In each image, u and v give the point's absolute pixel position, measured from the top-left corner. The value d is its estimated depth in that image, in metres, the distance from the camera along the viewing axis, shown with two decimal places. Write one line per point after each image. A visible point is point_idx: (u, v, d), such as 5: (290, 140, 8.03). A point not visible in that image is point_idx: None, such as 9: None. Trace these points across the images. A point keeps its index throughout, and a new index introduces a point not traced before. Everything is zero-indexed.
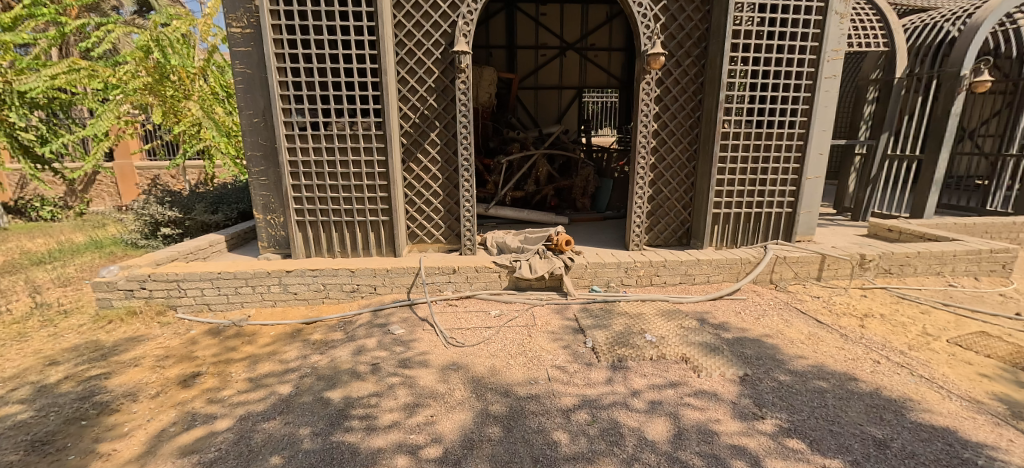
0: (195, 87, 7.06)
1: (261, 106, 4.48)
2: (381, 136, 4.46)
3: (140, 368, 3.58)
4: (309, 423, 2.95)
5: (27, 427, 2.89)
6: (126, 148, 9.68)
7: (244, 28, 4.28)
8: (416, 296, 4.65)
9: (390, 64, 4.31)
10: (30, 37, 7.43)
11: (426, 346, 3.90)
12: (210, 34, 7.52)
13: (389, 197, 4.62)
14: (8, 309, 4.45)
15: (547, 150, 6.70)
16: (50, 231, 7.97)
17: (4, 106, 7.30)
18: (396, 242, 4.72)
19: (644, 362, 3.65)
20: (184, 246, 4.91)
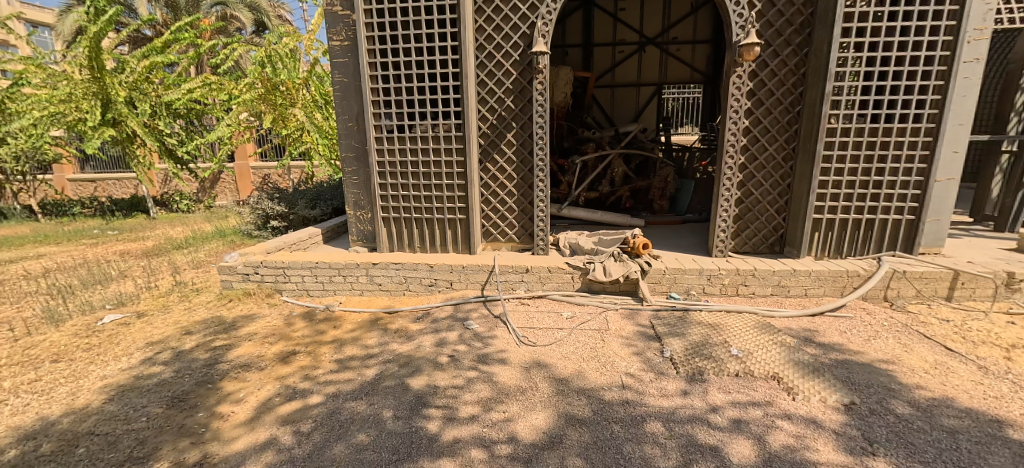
0: (299, 96, 7.99)
1: (355, 111, 4.90)
2: (460, 138, 4.65)
3: (253, 342, 4.11)
4: (391, 407, 3.17)
5: (169, 385, 3.46)
6: (244, 150, 11.19)
7: (343, 41, 4.70)
8: (489, 293, 4.78)
9: (471, 67, 4.47)
10: (175, 57, 8.84)
11: (498, 343, 4.00)
12: (313, 48, 8.37)
13: (466, 196, 4.80)
14: (155, 284, 5.37)
15: (624, 150, 6.50)
16: (188, 221, 9.49)
17: (155, 116, 8.92)
18: (471, 239, 4.89)
19: (727, 377, 3.39)
20: (288, 237, 5.53)
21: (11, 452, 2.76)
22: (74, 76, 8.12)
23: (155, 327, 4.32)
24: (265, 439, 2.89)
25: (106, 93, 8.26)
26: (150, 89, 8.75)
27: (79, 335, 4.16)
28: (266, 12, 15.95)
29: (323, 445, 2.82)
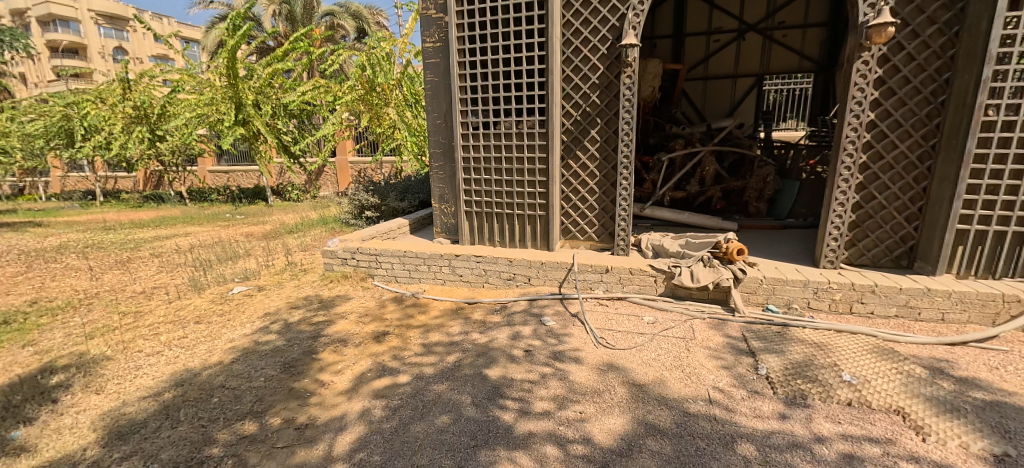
0: (392, 96, 8.78)
1: (444, 109, 5.15)
2: (544, 134, 4.66)
3: (349, 320, 4.53)
4: (470, 394, 3.29)
5: (282, 352, 3.94)
6: (344, 147, 12.76)
7: (435, 43, 4.97)
8: (567, 291, 4.74)
9: (557, 63, 4.46)
10: (291, 64, 10.08)
11: (574, 341, 3.95)
12: (407, 50, 8.90)
13: (547, 192, 4.80)
14: (272, 263, 6.17)
15: (716, 147, 6.10)
16: (299, 209, 10.81)
17: (276, 116, 10.58)
18: (550, 235, 4.88)
19: (836, 405, 2.99)
20: (381, 226, 6.00)
21: (166, 394, 3.32)
22: (215, 84, 9.78)
23: (271, 301, 4.95)
24: (360, 410, 3.16)
25: (239, 97, 9.82)
26: (272, 92, 10.30)
27: (215, 303, 4.91)
28: (366, 20, 17.39)
29: (408, 422, 3.01)
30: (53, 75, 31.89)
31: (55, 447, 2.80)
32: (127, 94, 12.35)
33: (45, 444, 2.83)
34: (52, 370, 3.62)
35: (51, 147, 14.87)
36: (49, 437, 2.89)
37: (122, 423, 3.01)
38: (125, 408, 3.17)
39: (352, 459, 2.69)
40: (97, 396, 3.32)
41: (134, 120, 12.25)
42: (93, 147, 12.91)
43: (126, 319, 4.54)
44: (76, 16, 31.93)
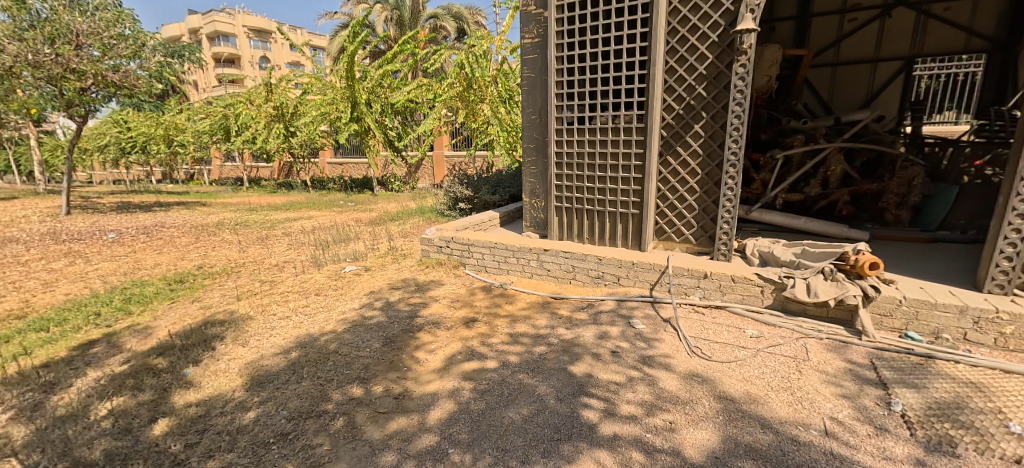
0: (488, 92, 9.32)
1: (539, 105, 5.16)
2: (642, 129, 4.45)
3: (442, 305, 4.79)
4: (554, 387, 3.26)
5: (383, 327, 4.28)
6: (441, 142, 14.09)
7: (534, 39, 5.00)
8: (659, 295, 4.49)
9: (660, 53, 4.21)
10: (397, 65, 11.20)
11: (664, 347, 3.72)
12: (503, 47, 9.02)
13: (641, 190, 4.58)
14: (377, 246, 6.79)
15: (847, 143, 5.32)
16: (401, 199, 11.87)
17: (385, 113, 11.95)
18: (643, 235, 4.66)
19: (997, 460, 2.43)
20: (472, 218, 6.29)
21: (293, 353, 3.76)
22: (335, 84, 11.66)
23: (376, 281, 5.44)
24: (451, 388, 3.28)
25: (354, 96, 11.25)
26: (382, 92, 11.64)
27: (331, 280, 5.52)
28: (468, 19, 18.23)
29: (494, 407, 3.05)
30: (217, 80, 38.06)
31: (213, 385, 3.29)
32: (270, 96, 14.48)
33: (207, 382, 3.34)
34: (210, 324, 4.33)
35: (216, 142, 18.28)
36: (210, 377, 3.41)
37: (261, 373, 3.45)
38: (263, 361, 3.65)
39: (443, 434, 2.79)
40: (243, 348, 3.87)
41: (274, 119, 14.55)
42: (243, 142, 15.75)
43: (263, 287, 5.31)
44: (235, 31, 37.68)
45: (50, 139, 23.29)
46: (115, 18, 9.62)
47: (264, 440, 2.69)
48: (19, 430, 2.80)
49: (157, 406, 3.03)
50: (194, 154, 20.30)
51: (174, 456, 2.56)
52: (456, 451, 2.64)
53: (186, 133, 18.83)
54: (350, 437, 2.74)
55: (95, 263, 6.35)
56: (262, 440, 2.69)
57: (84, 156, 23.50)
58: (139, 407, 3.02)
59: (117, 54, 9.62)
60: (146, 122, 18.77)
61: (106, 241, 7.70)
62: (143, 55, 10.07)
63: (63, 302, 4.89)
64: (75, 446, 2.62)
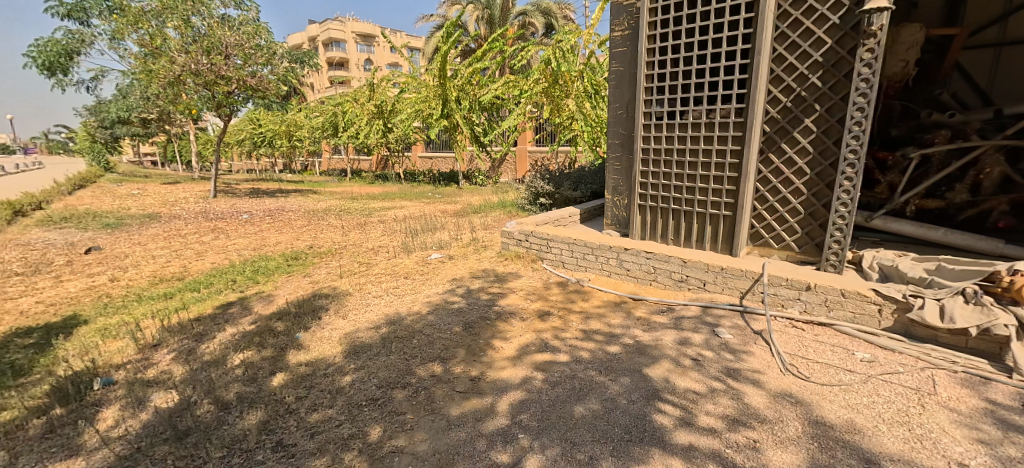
0: (574, 87, 9.37)
1: (626, 99, 5.22)
2: (740, 124, 4.28)
3: (519, 296, 4.96)
4: (628, 388, 3.20)
5: (464, 312, 4.55)
6: (524, 137, 14.42)
7: (624, 31, 5.04)
8: (751, 305, 4.27)
9: (766, 41, 4.02)
10: (486, 63, 11.61)
11: (752, 361, 3.49)
12: (591, 40, 9.02)
13: (736, 190, 4.40)
14: (460, 236, 7.19)
15: (1008, 140, 4.60)
16: (483, 192, 12.38)
17: (472, 110, 12.46)
18: (736, 239, 4.47)
19: None
20: (552, 213, 6.45)
21: (384, 329, 4.16)
22: (429, 82, 12.43)
23: (459, 269, 5.78)
24: (524, 377, 3.38)
25: (445, 94, 11.91)
26: (470, 89, 12.13)
27: (419, 265, 5.96)
28: (555, 14, 18.24)
29: (566, 399, 3.08)
30: (327, 82, 42.06)
31: (319, 350, 3.77)
32: (372, 94, 15.77)
33: (314, 346, 3.83)
34: (318, 296, 4.93)
35: (326, 137, 20.31)
36: (317, 342, 3.90)
37: (357, 344, 3.87)
38: (359, 333, 4.08)
39: (514, 418, 2.89)
40: (343, 321, 4.36)
41: (374, 116, 15.83)
42: (347, 137, 17.38)
43: (361, 268, 5.89)
44: (344, 37, 41.24)
45: (199, 133, 27.45)
46: (254, 31, 11.06)
47: (358, 402, 3.02)
48: (178, 368, 3.45)
49: (276, 362, 3.54)
50: (306, 148, 22.71)
51: (289, 405, 3.00)
52: (526, 436, 2.72)
53: (302, 128, 20.98)
54: (431, 410, 2.96)
55: (231, 238, 7.47)
56: (357, 402, 3.03)
57: (223, 148, 27.37)
58: (263, 361, 3.56)
59: (255, 62, 11.03)
60: (275, 121, 21.53)
61: (240, 220, 9.01)
62: (273, 62, 11.47)
63: (210, 269, 5.85)
64: (217, 385, 3.18)
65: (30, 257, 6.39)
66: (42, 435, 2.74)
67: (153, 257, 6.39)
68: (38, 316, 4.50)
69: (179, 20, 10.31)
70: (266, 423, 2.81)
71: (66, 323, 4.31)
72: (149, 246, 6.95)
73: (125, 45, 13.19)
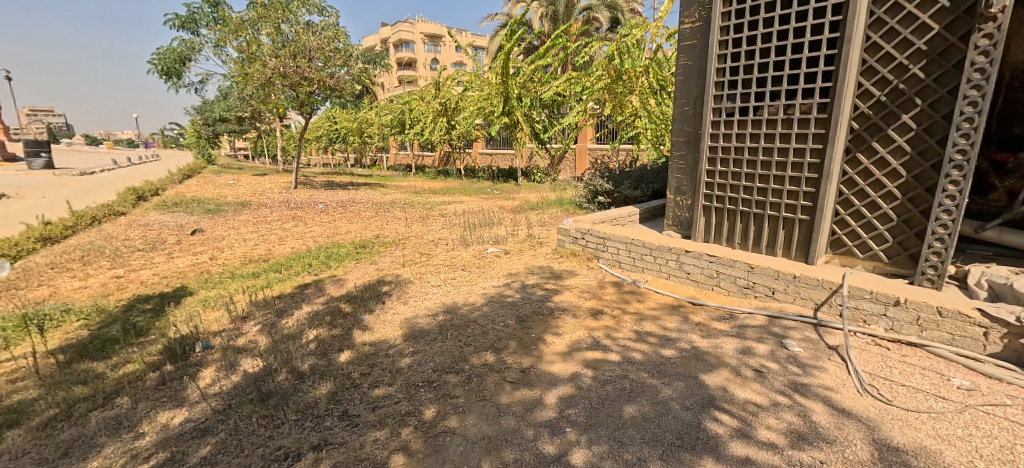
0: (638, 83, 9.18)
1: (693, 95, 5.14)
2: (823, 121, 4.07)
3: (573, 293, 4.96)
4: (681, 393, 3.03)
5: (517, 306, 4.64)
6: (585, 134, 14.32)
7: (694, 23, 4.98)
8: (826, 318, 4.00)
9: (857, 28, 3.79)
10: (548, 60, 11.67)
11: (825, 378, 3.18)
12: (659, 34, 8.81)
13: (816, 192, 4.19)
14: (518, 232, 7.33)
15: None
16: (541, 189, 12.47)
17: (533, 107, 12.58)
18: (813, 245, 4.25)
19: None
20: (610, 212, 6.45)
21: (440, 317, 4.39)
22: (492, 80, 12.72)
23: (514, 264, 5.93)
24: (572, 373, 3.34)
25: (507, 91, 12.18)
26: (532, 86, 12.27)
27: (476, 258, 6.18)
28: (622, 8, 17.82)
29: (616, 398, 2.99)
30: (397, 81, 44.06)
31: (381, 332, 4.06)
32: (438, 93, 16.39)
33: (378, 328, 4.13)
34: (382, 282, 5.29)
35: (394, 134, 21.37)
36: (380, 325, 4.21)
37: (416, 330, 4.10)
38: (418, 320, 4.31)
39: (562, 412, 2.88)
40: (403, 307, 4.64)
41: (439, 114, 16.44)
42: (414, 134, 18.18)
43: (422, 258, 6.22)
44: (414, 38, 42.93)
45: (283, 130, 29.88)
46: (334, 35, 11.89)
47: (415, 383, 3.24)
48: (262, 339, 3.87)
49: (344, 340, 3.87)
50: (376, 144, 24.02)
51: (353, 379, 3.28)
52: (574, 430, 2.70)
53: (373, 126, 22.23)
54: (482, 396, 3.07)
55: (308, 226, 8.14)
56: (414, 383, 3.24)
57: (303, 144, 29.63)
58: (332, 338, 3.90)
59: (334, 64, 11.90)
60: (350, 119, 22.98)
61: (317, 210, 9.78)
62: (350, 63, 12.30)
63: (290, 253, 6.44)
64: (294, 356, 3.55)
65: (149, 235, 7.40)
66: (155, 386, 3.21)
67: (244, 240, 7.14)
68: (154, 286, 5.21)
69: (271, 28, 11.29)
70: (334, 394, 3.10)
71: (176, 292, 4.98)
72: (242, 230, 7.77)
73: (226, 50, 14.68)
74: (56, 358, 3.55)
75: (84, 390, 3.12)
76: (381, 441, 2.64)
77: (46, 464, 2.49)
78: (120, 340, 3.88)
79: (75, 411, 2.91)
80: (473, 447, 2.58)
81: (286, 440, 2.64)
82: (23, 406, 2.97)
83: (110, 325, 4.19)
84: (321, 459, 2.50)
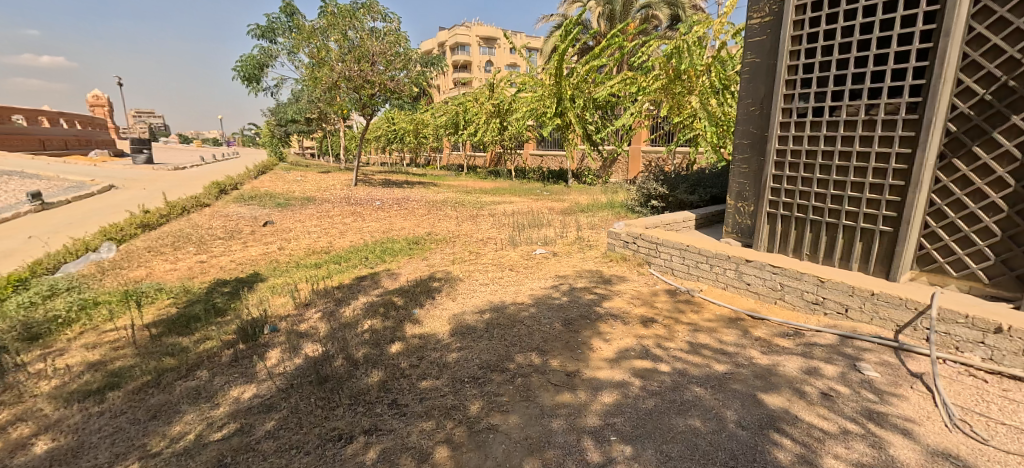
0: (698, 82, 8.81)
1: (761, 94, 4.93)
2: (913, 122, 3.75)
3: (622, 299, 4.89)
4: (737, 411, 2.90)
5: (565, 309, 4.64)
6: (639, 136, 14.05)
7: (764, 18, 4.78)
8: (909, 342, 3.68)
9: (958, 18, 3.47)
10: (603, 60, 11.56)
11: (907, 409, 2.92)
12: (722, 31, 8.48)
13: (902, 201, 3.87)
14: (567, 234, 7.33)
15: None
16: (592, 192, 12.35)
17: (586, 109, 12.49)
18: (896, 259, 3.94)
19: None
20: (664, 217, 6.32)
21: (488, 315, 4.48)
22: (546, 82, 12.79)
23: (562, 266, 5.94)
24: (620, 381, 3.30)
25: (561, 92, 12.23)
26: (585, 87, 12.19)
27: (524, 259, 6.25)
28: (682, 5, 17.28)
29: (665, 411, 2.92)
30: (453, 83, 45.18)
31: (431, 326, 4.22)
32: (492, 94, 16.65)
33: (428, 323, 4.29)
34: (432, 278, 5.48)
35: (449, 135, 21.96)
36: (430, 319, 4.36)
37: (464, 327, 4.21)
38: (467, 317, 4.42)
39: (607, 420, 2.85)
40: (454, 303, 4.78)
41: (492, 115, 16.69)
42: (468, 135, 18.60)
43: (472, 256, 6.37)
44: (470, 41, 43.81)
45: (346, 129, 31.45)
46: (395, 40, 12.43)
47: (461, 379, 3.33)
48: (322, 325, 4.13)
49: (395, 332, 4.05)
50: (431, 144, 24.76)
51: (404, 370, 3.43)
52: (618, 440, 2.67)
53: (429, 126, 22.95)
54: (526, 397, 3.12)
55: (366, 221, 8.55)
56: (461, 378, 3.34)
57: (363, 144, 31.08)
58: (385, 329, 4.10)
59: (395, 68, 12.44)
60: (407, 120, 23.87)
61: (375, 206, 10.26)
62: (409, 67, 12.79)
63: (349, 246, 6.82)
64: (350, 344, 3.77)
65: (227, 225, 8.09)
66: (229, 362, 3.52)
67: (308, 232, 7.62)
68: (231, 271, 5.69)
69: (339, 34, 11.91)
70: (384, 383, 3.26)
71: (250, 278, 5.42)
72: (307, 223, 8.31)
73: (298, 56, 15.73)
74: (149, 331, 3.98)
75: (171, 361, 3.48)
76: (427, 432, 2.75)
77: (138, 424, 2.81)
78: (201, 318, 4.28)
79: (164, 379, 3.25)
80: (516, 447, 2.63)
81: (340, 422, 2.81)
82: (123, 371, 3.36)
83: (194, 304, 4.63)
84: (371, 443, 2.64)
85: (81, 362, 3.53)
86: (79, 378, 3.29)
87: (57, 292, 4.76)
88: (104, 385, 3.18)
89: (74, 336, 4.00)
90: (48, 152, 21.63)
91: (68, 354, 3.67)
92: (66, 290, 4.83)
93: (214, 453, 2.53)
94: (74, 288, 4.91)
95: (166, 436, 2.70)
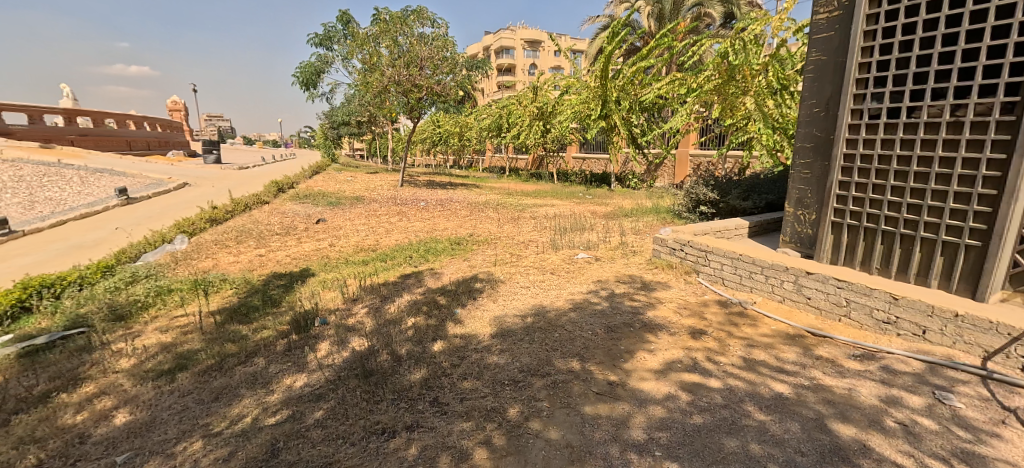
0: (753, 83, 8.43)
1: (826, 94, 4.66)
2: (1009, 124, 3.41)
3: (668, 308, 4.73)
4: (794, 435, 2.73)
5: (609, 315, 4.55)
6: (687, 139, 13.64)
7: (831, 13, 4.51)
8: (998, 370, 3.35)
9: None
10: (652, 61, 11.26)
11: (992, 445, 2.66)
12: (782, 28, 8.07)
13: (993, 212, 3.53)
14: (611, 239, 7.19)
15: None
16: (636, 196, 12.09)
17: (632, 111, 12.25)
18: (985, 277, 3.60)
19: None
20: (714, 224, 6.08)
21: (530, 318, 4.46)
22: (591, 84, 12.66)
23: (605, 271, 5.83)
24: (666, 394, 3.20)
25: (606, 94, 12.07)
26: (632, 89, 11.96)
27: (566, 262, 6.18)
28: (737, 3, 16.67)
29: (714, 429, 2.80)
30: (498, 86, 45.65)
31: (473, 327, 4.25)
32: (536, 97, 16.66)
33: (470, 323, 4.32)
34: (474, 279, 5.53)
35: (492, 137, 22.17)
36: (473, 320, 4.39)
37: (507, 329, 4.21)
38: (509, 319, 4.42)
39: (651, 434, 2.76)
40: (496, 305, 4.80)
41: (535, 118, 16.70)
42: (511, 137, 18.69)
43: (514, 258, 6.37)
44: (515, 44, 44.14)
45: (394, 131, 32.39)
46: (443, 44, 12.71)
47: (503, 381, 3.33)
48: (369, 321, 4.26)
49: (438, 330, 4.11)
50: (475, 146, 25.06)
51: (447, 369, 3.47)
52: (664, 456, 2.58)
53: (473, 129, 23.25)
54: (567, 404, 3.07)
55: (411, 221, 8.75)
56: (502, 380, 3.34)
57: (409, 146, 31.95)
58: (428, 327, 4.17)
59: (442, 71, 12.67)
60: (452, 123, 24.33)
61: (419, 206, 10.52)
62: (455, 71, 12.99)
63: (395, 244, 7.00)
64: (394, 341, 3.86)
65: (283, 221, 8.52)
66: (283, 351, 3.69)
67: (357, 230, 7.91)
68: (286, 265, 5.98)
69: (390, 40, 12.32)
70: (427, 380, 3.31)
71: (303, 272, 5.66)
72: (356, 221, 8.61)
73: (352, 62, 16.40)
74: (215, 318, 4.25)
75: (233, 347, 3.69)
76: (467, 432, 2.76)
77: (202, 404, 2.99)
78: (260, 308, 4.52)
79: (226, 364, 3.46)
80: (556, 454, 2.59)
81: (383, 416, 2.87)
82: (190, 354, 3.59)
83: (253, 294, 4.91)
84: (412, 440, 2.68)
85: (155, 343, 3.81)
86: (152, 359, 3.55)
87: (137, 279, 5.18)
88: (174, 366, 3.41)
89: (150, 319, 4.33)
90: (133, 152, 23.66)
91: (145, 335, 3.98)
92: (145, 277, 5.24)
93: (268, 437, 2.65)
94: (151, 275, 5.32)
95: (226, 417, 2.85)
